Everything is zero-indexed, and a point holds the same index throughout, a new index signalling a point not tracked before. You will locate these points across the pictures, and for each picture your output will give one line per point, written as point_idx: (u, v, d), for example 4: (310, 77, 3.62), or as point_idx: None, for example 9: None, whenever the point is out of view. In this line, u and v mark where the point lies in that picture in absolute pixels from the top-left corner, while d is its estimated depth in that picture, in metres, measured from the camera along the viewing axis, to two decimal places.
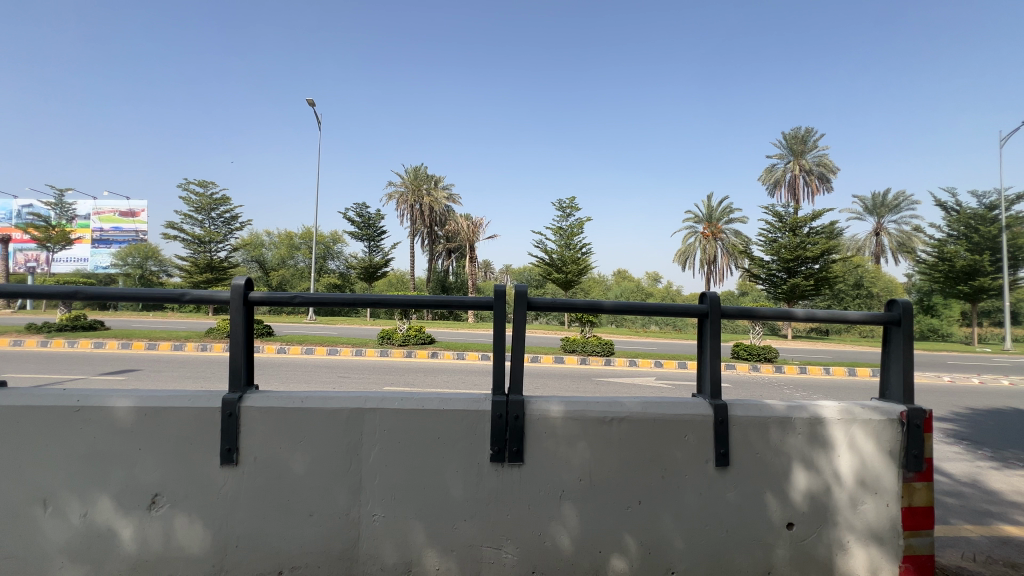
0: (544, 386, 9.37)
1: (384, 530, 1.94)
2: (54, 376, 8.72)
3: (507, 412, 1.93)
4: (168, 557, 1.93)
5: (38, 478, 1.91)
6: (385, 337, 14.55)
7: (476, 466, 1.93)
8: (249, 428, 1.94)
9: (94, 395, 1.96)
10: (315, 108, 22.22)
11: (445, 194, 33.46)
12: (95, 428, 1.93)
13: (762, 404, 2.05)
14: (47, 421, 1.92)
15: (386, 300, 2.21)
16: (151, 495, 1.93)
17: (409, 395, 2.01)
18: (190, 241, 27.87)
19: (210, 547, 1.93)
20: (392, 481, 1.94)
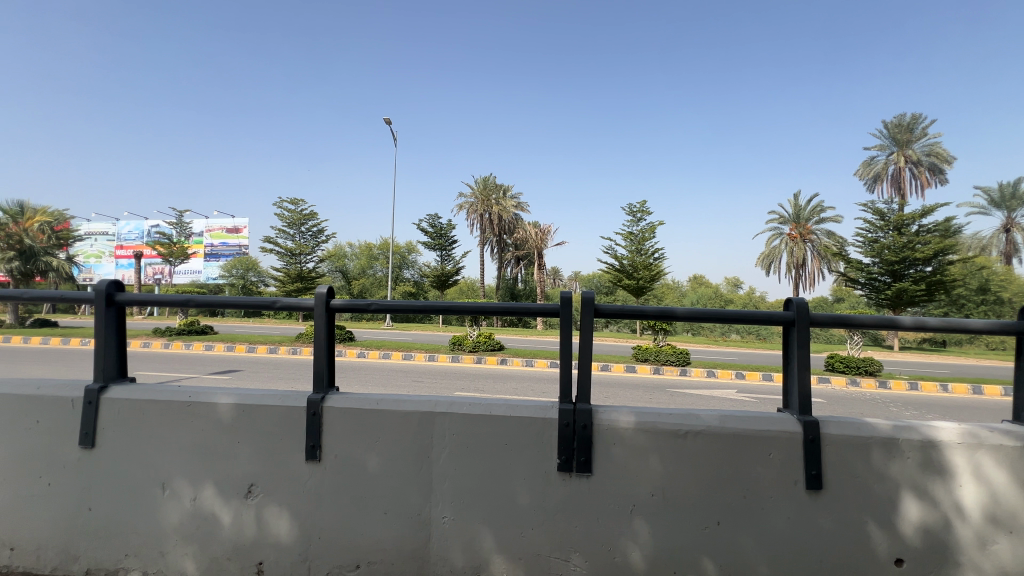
0: (615, 396, 9.10)
1: (453, 533, 1.95)
2: (172, 375, 9.94)
3: (575, 420, 1.87)
4: (260, 544, 2.07)
5: (156, 464, 2.15)
6: (456, 343, 14.96)
7: (542, 475, 1.89)
8: (330, 427, 2.04)
9: (202, 392, 2.18)
10: (390, 125, 23.61)
11: (514, 202, 33.86)
12: (202, 422, 2.13)
13: (861, 422, 1.81)
14: (165, 413, 2.16)
15: (455, 306, 2.23)
16: (246, 485, 2.09)
17: (478, 400, 2.01)
18: (283, 253, 30.65)
19: (296, 537, 2.05)
20: (462, 485, 1.95)
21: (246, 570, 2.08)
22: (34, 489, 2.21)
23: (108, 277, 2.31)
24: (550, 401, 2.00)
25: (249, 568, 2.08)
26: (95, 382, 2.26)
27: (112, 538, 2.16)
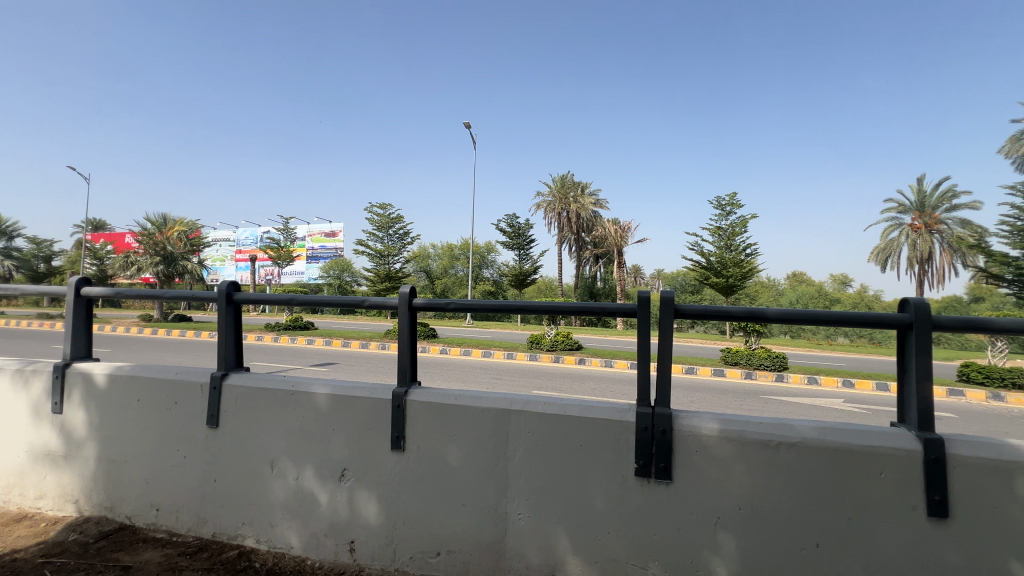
0: (700, 401, 8.61)
1: (529, 530, 1.98)
2: (281, 366, 11.11)
3: (654, 425, 1.80)
4: (352, 524, 2.27)
5: (266, 445, 2.43)
6: (534, 342, 15.06)
7: (618, 479, 1.85)
8: (414, 419, 2.16)
9: (303, 382, 2.42)
10: (470, 129, 24.38)
11: (592, 199, 33.29)
12: (303, 409, 2.36)
13: (1002, 444, 1.55)
14: (274, 400, 2.43)
15: (530, 305, 2.25)
16: (339, 469, 2.28)
17: (553, 400, 2.01)
18: (374, 255, 32.89)
19: (383, 520, 2.21)
20: (537, 483, 1.97)
21: (341, 546, 2.29)
22: (175, 461, 2.64)
23: (227, 278, 2.65)
24: (627, 404, 1.95)
25: (343, 544, 2.28)
26: (219, 370, 2.60)
27: (233, 507, 2.50)
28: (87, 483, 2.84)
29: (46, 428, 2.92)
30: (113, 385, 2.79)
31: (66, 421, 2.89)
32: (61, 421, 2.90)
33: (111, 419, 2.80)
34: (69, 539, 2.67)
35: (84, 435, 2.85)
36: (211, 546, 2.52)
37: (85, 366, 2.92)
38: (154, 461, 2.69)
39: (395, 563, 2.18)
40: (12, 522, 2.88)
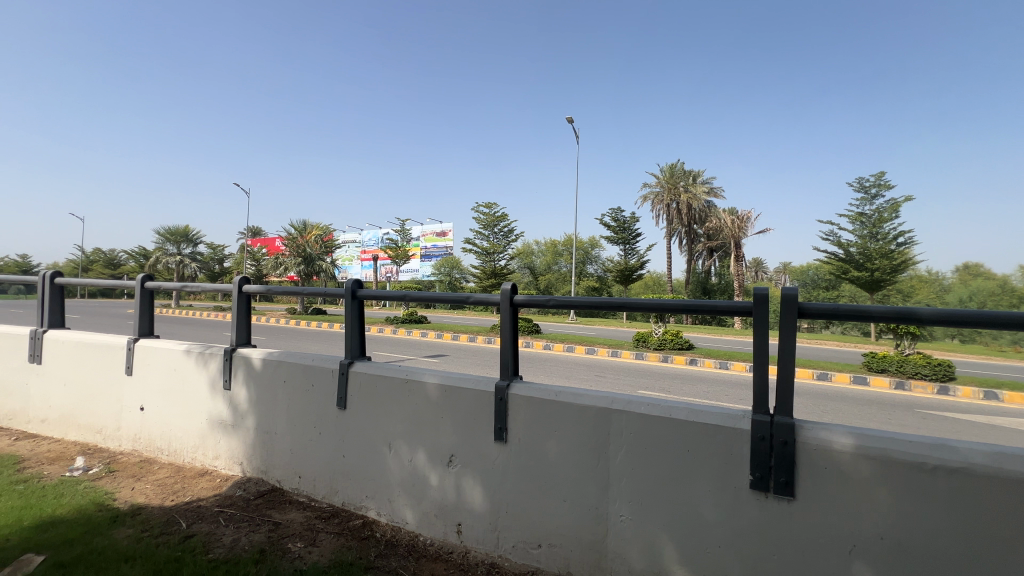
0: (834, 411, 7.59)
1: (632, 534, 1.93)
2: (398, 356, 12.12)
3: (772, 435, 1.64)
4: (460, 507, 2.43)
5: (386, 428, 2.72)
6: (640, 340, 14.52)
7: (731, 491, 1.72)
8: (515, 412, 2.22)
9: (416, 372, 2.64)
10: (573, 124, 24.10)
11: (705, 188, 31.09)
12: (416, 397, 2.59)
13: None
14: (392, 388, 2.69)
15: (631, 303, 2.16)
16: (448, 455, 2.47)
17: (656, 401, 1.93)
18: (481, 253, 34.29)
19: (488, 507, 2.34)
20: (639, 487, 1.91)
21: (449, 527, 2.48)
22: (313, 436, 3.07)
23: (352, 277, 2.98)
24: (742, 410, 1.78)
25: (451, 526, 2.47)
26: (347, 359, 2.94)
27: (359, 481, 2.85)
28: (248, 449, 3.41)
29: (220, 401, 3.55)
30: (266, 369, 3.30)
31: (233, 396, 3.48)
32: (229, 396, 3.51)
33: (265, 397, 3.32)
34: (235, 494, 3.24)
35: (246, 408, 3.42)
36: (341, 512, 2.91)
37: (246, 351, 3.48)
38: (297, 435, 3.16)
39: (499, 549, 2.30)
40: (199, 475, 3.57)
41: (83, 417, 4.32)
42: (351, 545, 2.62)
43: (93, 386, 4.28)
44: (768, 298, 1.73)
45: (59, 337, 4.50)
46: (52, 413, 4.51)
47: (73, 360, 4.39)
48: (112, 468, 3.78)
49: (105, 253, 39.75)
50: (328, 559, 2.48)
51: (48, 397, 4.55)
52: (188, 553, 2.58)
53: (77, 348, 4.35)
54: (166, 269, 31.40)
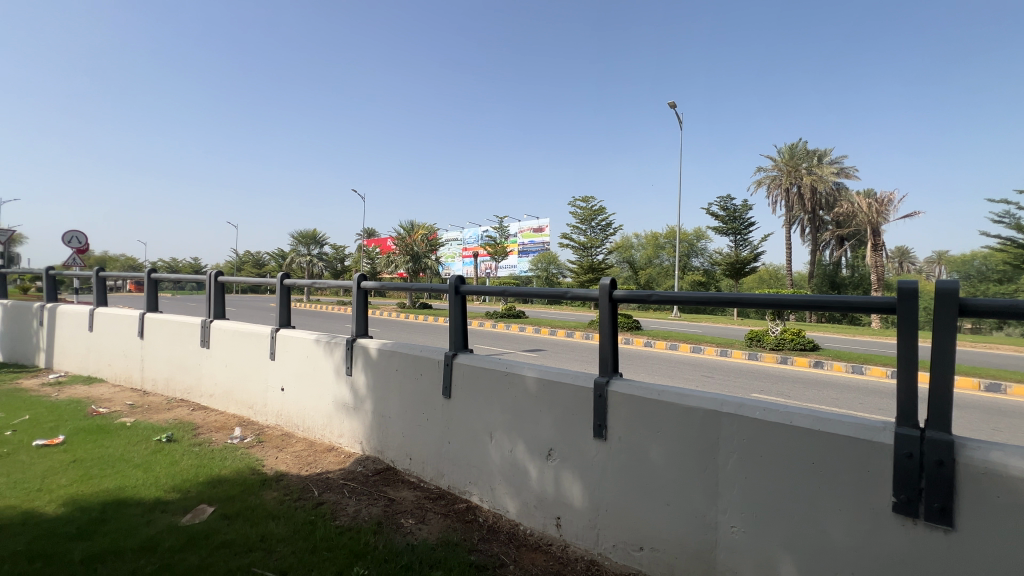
0: (1011, 430, 6.27)
1: (745, 547, 1.78)
2: (498, 350, 12.53)
3: (922, 452, 1.41)
4: (559, 501, 2.45)
5: (488, 419, 2.83)
6: (754, 338, 13.32)
7: (868, 512, 1.51)
8: (615, 410, 2.17)
9: (515, 366, 2.69)
10: (675, 109, 22.71)
11: (833, 168, 27.47)
12: (516, 390, 2.65)
13: None
14: (493, 380, 2.78)
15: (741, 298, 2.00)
16: (547, 448, 2.49)
17: (774, 406, 1.75)
18: (578, 248, 34.00)
19: (587, 504, 2.32)
20: (754, 498, 1.75)
21: (549, 519, 2.51)
22: (422, 422, 3.29)
23: (454, 273, 3.15)
24: (884, 421, 1.55)
25: (551, 519, 2.50)
26: (451, 350, 3.12)
27: (463, 467, 3.00)
28: (367, 430, 3.76)
29: (343, 385, 3.97)
30: (380, 357, 3.61)
31: (354, 381, 3.87)
32: (350, 381, 3.90)
33: (380, 384, 3.63)
34: (357, 469, 3.60)
35: (364, 393, 3.78)
36: (447, 495, 3.09)
37: (364, 341, 3.84)
38: (407, 420, 3.42)
39: (598, 547, 2.27)
40: (327, 451, 4.02)
41: (239, 394, 5.11)
42: (456, 526, 2.77)
43: (246, 368, 5.03)
44: (917, 293, 1.47)
45: (222, 326, 5.36)
46: (217, 389, 5.40)
47: (231, 345, 5.21)
48: (260, 439, 4.42)
49: (253, 256, 46.37)
50: (436, 537, 2.65)
51: (214, 376, 5.45)
52: (319, 518, 2.92)
53: (234, 335, 5.15)
54: (299, 268, 35.78)
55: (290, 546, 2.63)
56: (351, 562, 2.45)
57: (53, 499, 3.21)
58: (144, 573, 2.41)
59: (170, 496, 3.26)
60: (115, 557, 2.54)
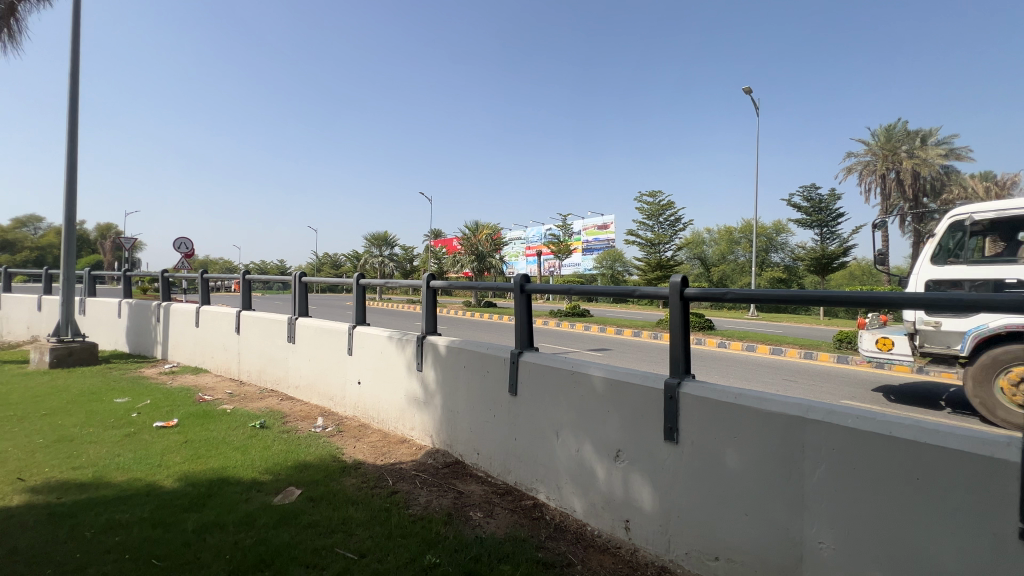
0: None
1: (836, 566, 1.65)
2: (563, 349, 12.48)
3: None
4: (627, 504, 2.40)
5: (554, 417, 2.83)
6: (843, 340, 12.21)
7: (987, 538, 1.35)
8: (686, 413, 2.10)
9: (581, 365, 2.68)
10: (750, 93, 21.29)
11: (940, 149, 24.48)
12: (582, 389, 2.63)
13: None
14: (559, 378, 2.78)
15: (828, 296, 1.82)
16: (615, 449, 2.45)
17: (871, 415, 1.61)
18: (645, 244, 32.99)
19: (656, 508, 2.26)
20: (847, 514, 1.62)
21: (617, 522, 2.47)
22: (489, 418, 3.37)
23: (519, 272, 3.19)
24: (1007, 436, 1.38)
25: (619, 521, 2.46)
26: (517, 348, 3.16)
27: (530, 464, 3.03)
28: (436, 424, 3.90)
29: (414, 380, 4.15)
30: (449, 354, 3.73)
31: (424, 377, 4.03)
32: (421, 377, 4.08)
33: (449, 380, 3.76)
34: (428, 461, 3.76)
35: (434, 388, 3.93)
36: (514, 491, 3.14)
37: (433, 338, 3.99)
38: (475, 415, 3.51)
39: (669, 554, 2.20)
40: (400, 442, 4.23)
41: (321, 386, 5.51)
42: (523, 522, 2.80)
43: (327, 362, 5.41)
44: None
45: (306, 323, 5.81)
46: (302, 381, 5.86)
47: (314, 341, 5.62)
48: (340, 429, 4.74)
49: (331, 257, 49.68)
50: (504, 532, 2.70)
51: (300, 369, 5.92)
52: (394, 506, 3.08)
53: (316, 331, 5.56)
54: (373, 269, 37.84)
55: (368, 530, 2.80)
56: (424, 550, 2.56)
57: (169, 475, 3.65)
58: (244, 545, 2.67)
59: (264, 477, 3.59)
60: (219, 530, 2.83)
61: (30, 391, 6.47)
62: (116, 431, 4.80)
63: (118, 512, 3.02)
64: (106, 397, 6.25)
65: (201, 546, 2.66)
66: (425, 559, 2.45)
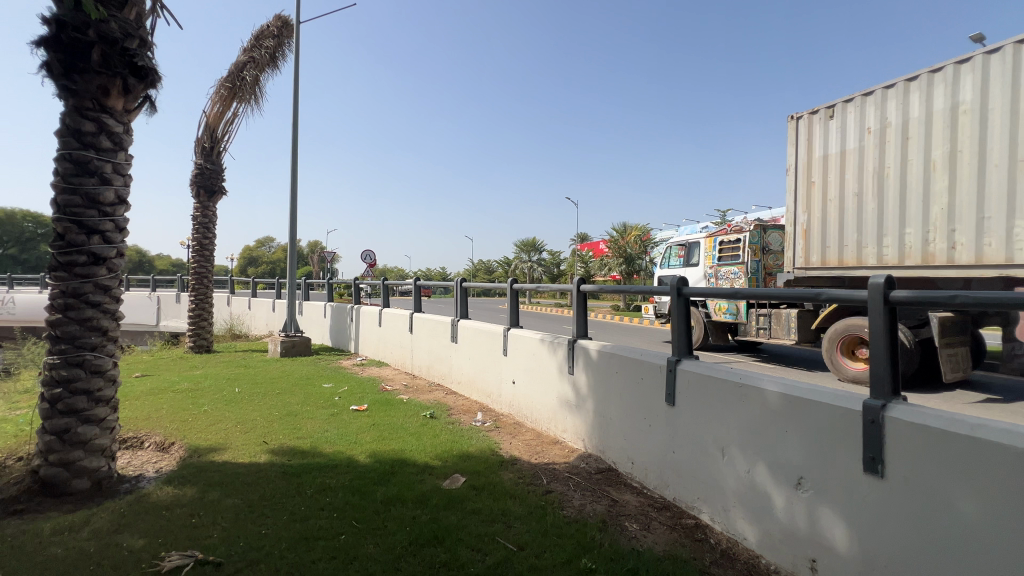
0: None
1: None
2: None
3: None
4: (813, 540, 2.10)
5: (718, 432, 2.62)
6: None
7: None
8: (896, 441, 1.78)
9: (752, 377, 2.44)
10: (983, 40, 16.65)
11: None
12: (754, 404, 2.39)
13: None
14: (725, 391, 2.56)
15: None
16: (797, 476, 2.17)
17: None
18: None
19: (854, 550, 1.93)
20: None
21: (800, 559, 2.16)
22: (644, 427, 3.25)
23: (676, 275, 3.03)
24: None
25: (803, 559, 2.15)
26: (674, 356, 2.99)
27: (690, 480, 2.83)
28: (588, 428, 3.90)
29: (566, 383, 4.22)
30: (600, 359, 3.72)
31: (575, 380, 4.07)
32: (572, 380, 4.12)
33: (601, 384, 3.73)
34: (580, 465, 3.77)
35: (585, 393, 3.94)
36: (673, 507, 2.96)
37: (584, 342, 4.01)
38: (629, 423, 3.41)
39: None
40: (553, 443, 4.33)
41: (480, 383, 5.95)
42: (683, 541, 2.62)
43: (485, 361, 5.82)
44: None
45: (466, 325, 6.37)
46: (463, 377, 6.42)
47: (474, 341, 6.10)
48: (497, 424, 5.05)
49: (485, 264, 53.35)
50: (663, 548, 2.57)
51: (461, 367, 6.48)
52: (548, 505, 3.16)
53: (475, 333, 6.04)
54: (522, 273, 39.57)
55: (525, 525, 2.92)
56: (579, 553, 2.58)
57: (362, 451, 4.34)
58: (421, 521, 3.01)
59: (434, 462, 4.01)
60: (401, 504, 3.25)
61: (269, 374, 8.33)
62: (325, 410, 5.90)
63: (327, 477, 3.69)
64: (316, 382, 7.69)
65: (388, 516, 3.09)
66: (581, 563, 2.46)
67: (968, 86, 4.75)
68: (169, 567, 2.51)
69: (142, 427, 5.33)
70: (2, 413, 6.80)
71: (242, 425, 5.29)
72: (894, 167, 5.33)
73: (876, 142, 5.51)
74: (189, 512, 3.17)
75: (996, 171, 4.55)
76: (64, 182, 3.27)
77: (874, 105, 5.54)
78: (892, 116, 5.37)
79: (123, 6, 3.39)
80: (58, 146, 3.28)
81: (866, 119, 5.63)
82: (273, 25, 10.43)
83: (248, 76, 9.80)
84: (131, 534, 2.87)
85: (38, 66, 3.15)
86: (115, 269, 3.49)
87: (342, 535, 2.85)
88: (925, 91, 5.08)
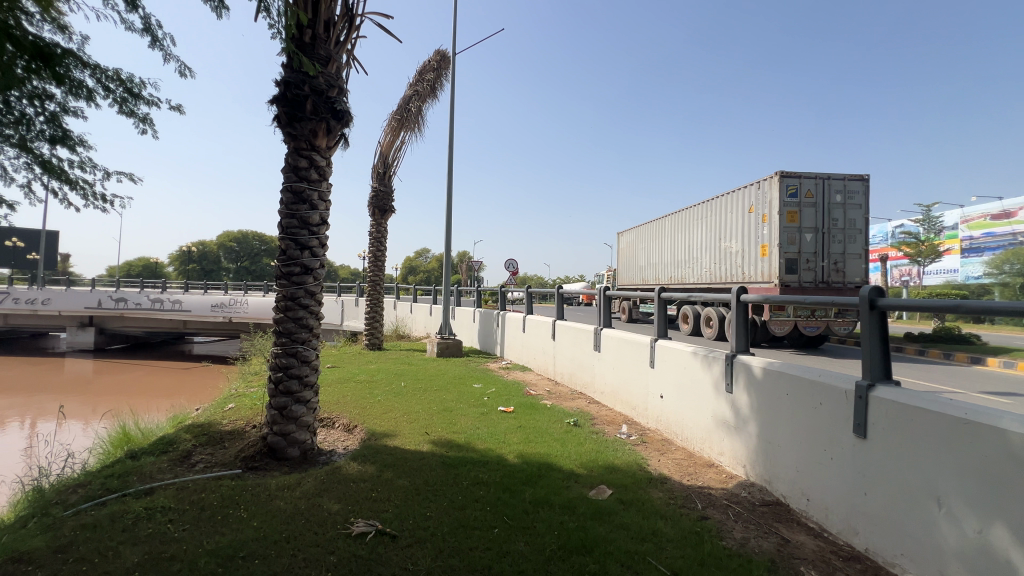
0: None
1: None
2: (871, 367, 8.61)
3: None
4: None
5: (929, 475, 2.20)
6: None
7: None
8: None
9: (984, 413, 2.01)
10: None
11: None
12: (989, 448, 1.96)
13: None
14: (941, 427, 2.14)
15: None
16: None
17: None
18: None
19: None
20: None
21: None
22: (822, 459, 2.84)
23: (869, 284, 2.61)
24: None
25: None
26: (865, 380, 2.58)
27: (890, 529, 2.39)
28: (750, 453, 3.55)
29: (723, 402, 3.90)
30: (766, 377, 3.37)
31: (734, 400, 3.74)
32: (731, 399, 3.80)
33: (766, 406, 3.37)
34: (741, 493, 3.43)
35: (746, 414, 3.59)
36: (864, 559, 2.53)
37: (745, 359, 3.67)
38: (801, 453, 3.02)
39: None
40: (707, 466, 4.02)
41: (624, 395, 5.82)
42: None
43: (629, 372, 5.69)
44: None
45: (610, 333, 6.29)
46: (606, 388, 6.35)
47: (618, 351, 6.01)
48: (644, 439, 4.86)
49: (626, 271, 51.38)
50: None
51: (603, 377, 6.44)
52: (704, 531, 2.94)
53: (620, 342, 5.93)
54: None
55: (678, 549, 2.76)
56: None
57: (510, 451, 4.57)
58: (569, 526, 3.06)
59: (580, 470, 4.04)
60: (548, 507, 3.34)
61: (428, 372, 9.26)
62: (476, 408, 6.36)
63: (479, 472, 3.98)
64: (467, 382, 8.34)
65: (536, 517, 3.20)
66: None
67: (655, 227, 15.97)
68: (357, 532, 2.98)
69: (334, 410, 6.39)
70: (242, 390, 8.81)
71: (408, 416, 5.98)
72: (645, 251, 16.77)
73: (649, 242, 16.44)
74: (370, 487, 3.71)
75: (656, 256, 15.83)
76: (288, 209, 4.15)
77: (645, 228, 16.61)
78: (646, 232, 16.67)
79: (328, 63, 4.18)
80: (284, 181, 4.17)
81: (636, 237, 17.51)
82: (434, 60, 11.77)
83: (413, 107, 11.21)
84: (329, 499, 3.47)
85: (273, 119, 4.04)
86: (320, 278, 4.28)
87: (494, 528, 3.05)
88: (668, 224, 15.11)
